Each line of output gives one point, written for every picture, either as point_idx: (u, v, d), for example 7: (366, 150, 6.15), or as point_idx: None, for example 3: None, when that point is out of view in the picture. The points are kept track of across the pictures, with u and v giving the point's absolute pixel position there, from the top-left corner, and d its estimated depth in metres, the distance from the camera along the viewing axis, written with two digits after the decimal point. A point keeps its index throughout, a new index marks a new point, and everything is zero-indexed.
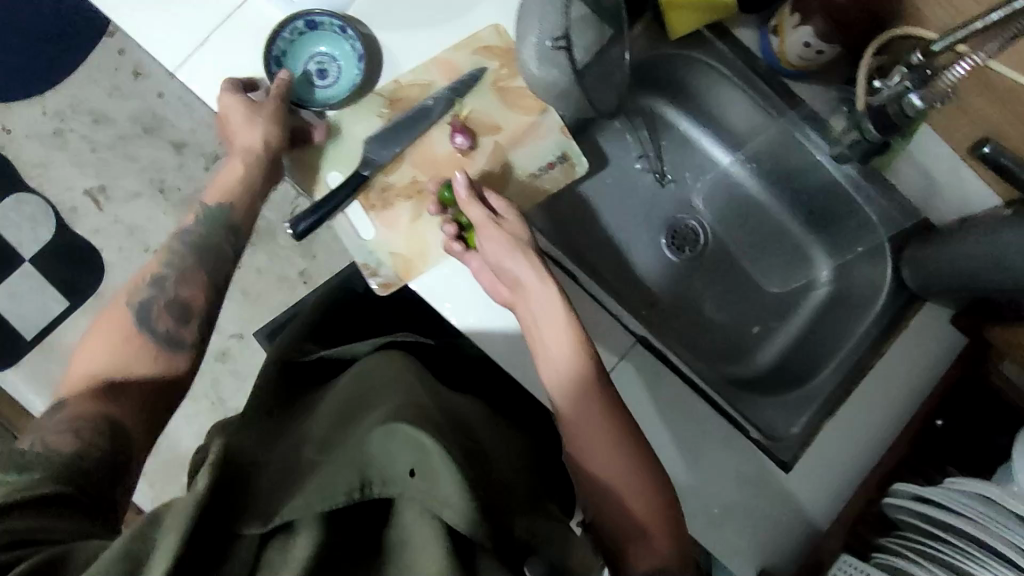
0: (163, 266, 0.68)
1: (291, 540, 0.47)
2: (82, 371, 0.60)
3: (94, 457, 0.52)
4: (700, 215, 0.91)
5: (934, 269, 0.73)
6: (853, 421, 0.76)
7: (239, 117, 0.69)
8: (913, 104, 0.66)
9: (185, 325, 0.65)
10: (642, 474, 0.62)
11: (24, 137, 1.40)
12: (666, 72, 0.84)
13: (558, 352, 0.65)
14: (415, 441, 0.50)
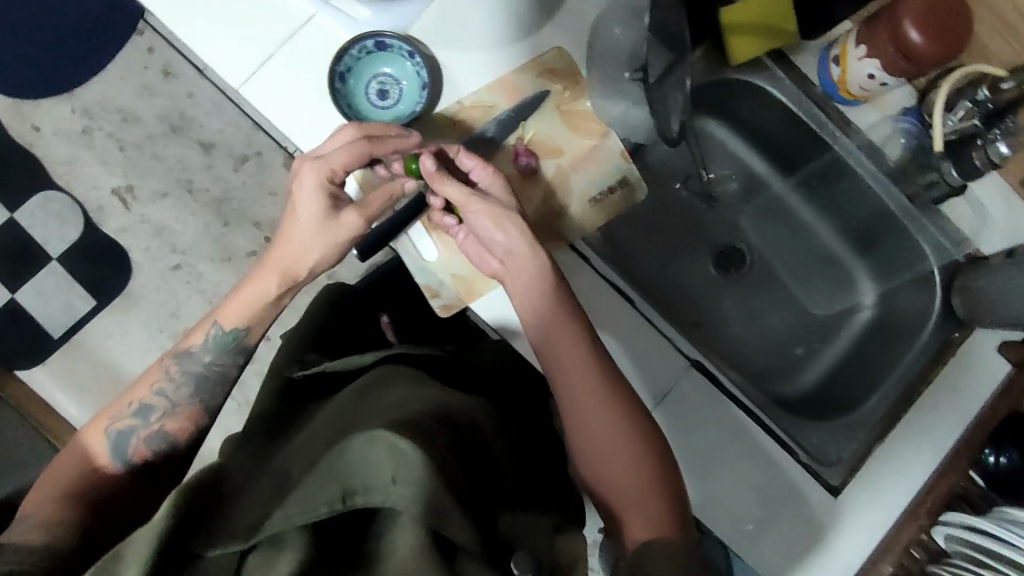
0: (171, 377, 0.68)
1: (275, 552, 0.48)
2: (55, 479, 0.61)
3: (63, 550, 0.53)
4: (748, 237, 0.93)
5: (985, 299, 0.74)
6: (903, 448, 0.77)
7: (304, 239, 0.67)
8: (999, 152, 0.69)
9: (161, 458, 0.66)
10: (636, 443, 0.61)
11: (51, 135, 1.32)
12: (720, 96, 0.85)
13: (563, 343, 0.64)
14: (395, 448, 0.49)
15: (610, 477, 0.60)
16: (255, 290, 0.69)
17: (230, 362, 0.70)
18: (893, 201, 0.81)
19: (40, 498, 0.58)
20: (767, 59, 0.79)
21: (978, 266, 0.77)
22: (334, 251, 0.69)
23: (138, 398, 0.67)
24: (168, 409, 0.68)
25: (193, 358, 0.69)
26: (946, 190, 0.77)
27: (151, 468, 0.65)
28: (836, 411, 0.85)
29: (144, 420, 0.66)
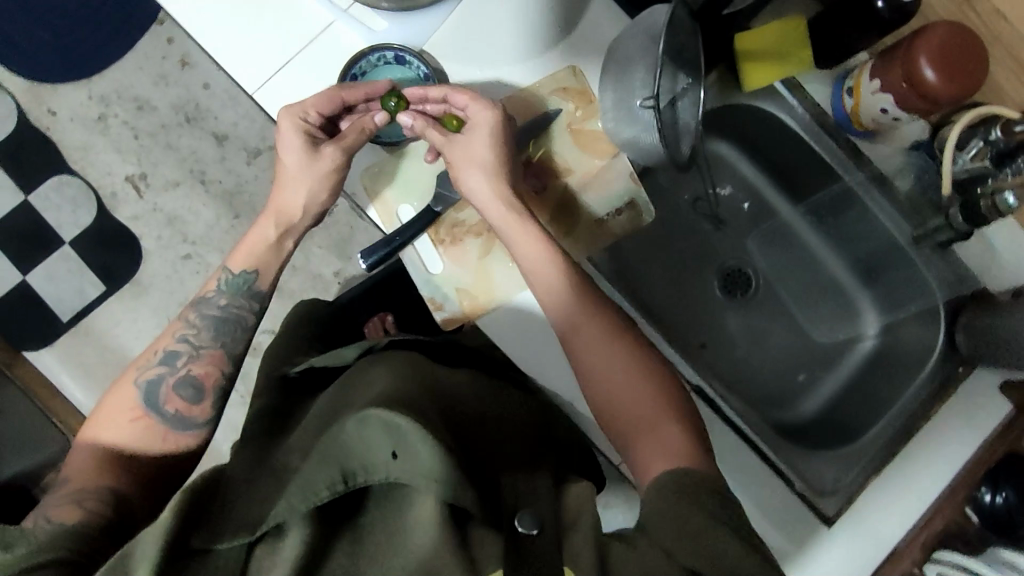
0: (187, 330, 0.70)
1: (279, 541, 0.51)
2: (90, 444, 0.64)
3: (91, 526, 0.55)
4: (754, 261, 0.93)
5: (991, 338, 0.74)
6: (907, 480, 0.76)
7: (297, 181, 0.69)
8: (1006, 202, 0.66)
9: (192, 403, 0.68)
10: (642, 377, 0.63)
11: (67, 120, 1.32)
12: (730, 120, 0.86)
13: (575, 315, 0.66)
14: (391, 427, 0.51)
15: (628, 414, 0.62)
16: (252, 237, 0.72)
17: (245, 306, 0.72)
18: (907, 233, 0.81)
19: (75, 470, 0.62)
20: (781, 85, 0.80)
21: (986, 304, 0.77)
22: (323, 186, 0.70)
23: (162, 346, 0.70)
24: (192, 353, 0.69)
25: (210, 303, 0.71)
26: (951, 235, 0.75)
27: (184, 414, 0.67)
28: (833, 439, 0.85)
29: (170, 367, 0.68)
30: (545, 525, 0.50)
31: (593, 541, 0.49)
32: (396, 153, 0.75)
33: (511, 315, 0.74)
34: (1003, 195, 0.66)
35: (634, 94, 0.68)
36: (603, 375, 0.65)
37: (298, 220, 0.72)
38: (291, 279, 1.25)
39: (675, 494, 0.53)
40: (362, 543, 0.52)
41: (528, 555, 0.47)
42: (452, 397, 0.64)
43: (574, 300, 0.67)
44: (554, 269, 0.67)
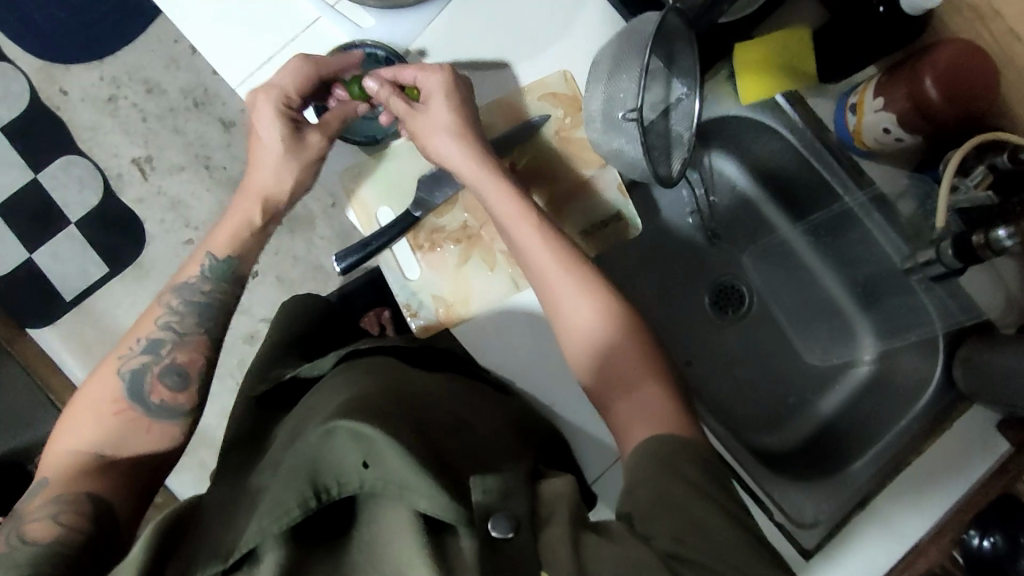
0: (167, 317, 0.66)
1: (253, 569, 0.48)
2: (67, 441, 0.59)
3: (71, 545, 0.51)
4: (748, 278, 0.90)
5: (990, 375, 0.70)
6: (898, 517, 0.72)
7: (281, 165, 0.67)
8: (999, 239, 0.61)
9: (178, 393, 0.63)
10: (615, 326, 0.60)
11: (78, 101, 1.26)
12: (723, 132, 0.83)
13: (554, 276, 0.62)
14: (360, 436, 0.50)
15: (607, 372, 0.59)
16: (234, 215, 0.69)
17: (229, 291, 0.68)
18: (898, 260, 0.79)
19: (51, 474, 0.57)
20: (781, 97, 0.77)
21: (986, 337, 0.73)
22: (306, 173, 0.69)
23: (144, 334, 0.65)
24: (176, 340, 0.65)
25: (192, 289, 0.67)
26: (943, 269, 0.72)
27: (169, 403, 0.63)
28: (817, 466, 0.83)
29: (154, 355, 0.64)
30: (520, 525, 0.45)
31: (568, 536, 0.45)
32: (378, 154, 0.73)
33: (490, 323, 0.73)
34: (996, 231, 0.61)
35: (617, 106, 0.66)
36: (583, 332, 0.61)
37: (283, 205, 0.70)
38: (290, 268, 1.21)
39: (655, 463, 0.50)
40: (344, 563, 0.50)
41: (501, 556, 0.44)
42: (428, 401, 0.62)
43: (556, 266, 0.62)
44: (540, 234, 0.64)
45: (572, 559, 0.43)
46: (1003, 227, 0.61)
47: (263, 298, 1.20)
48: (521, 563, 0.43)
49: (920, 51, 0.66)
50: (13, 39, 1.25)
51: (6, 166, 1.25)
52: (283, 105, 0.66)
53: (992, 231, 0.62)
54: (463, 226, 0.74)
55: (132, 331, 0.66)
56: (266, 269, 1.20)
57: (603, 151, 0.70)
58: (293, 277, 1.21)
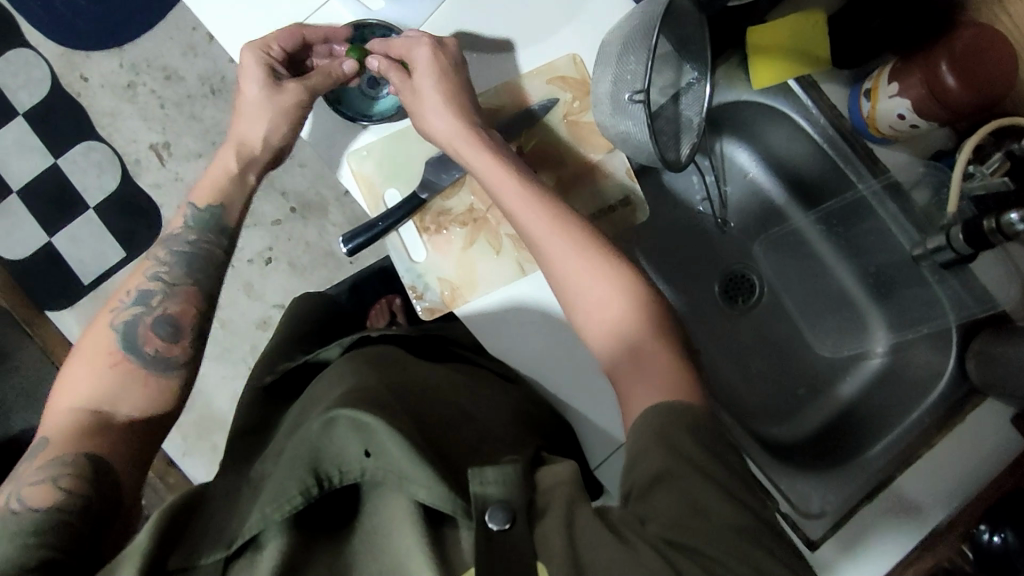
0: (155, 271, 0.66)
1: (257, 555, 0.49)
2: (66, 397, 0.58)
3: (71, 511, 0.50)
4: (759, 267, 0.89)
5: (1002, 367, 0.69)
6: (898, 510, 0.72)
7: (268, 116, 0.67)
8: (1010, 221, 0.59)
9: (172, 342, 0.63)
10: (626, 291, 0.59)
11: (98, 87, 1.26)
12: (735, 116, 0.82)
13: (552, 242, 0.61)
14: (359, 425, 0.50)
15: (614, 339, 0.58)
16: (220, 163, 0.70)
17: (214, 241, 0.68)
18: (907, 247, 0.77)
19: (48, 433, 0.56)
20: (795, 83, 0.76)
21: (1001, 331, 0.72)
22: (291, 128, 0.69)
23: (133, 287, 0.65)
24: (166, 291, 0.65)
25: (178, 240, 0.67)
26: (951, 256, 0.72)
27: (164, 354, 0.62)
28: (827, 459, 0.82)
29: (145, 306, 0.64)
30: (517, 515, 0.45)
31: (564, 520, 0.45)
32: (385, 135, 0.73)
33: (494, 309, 0.72)
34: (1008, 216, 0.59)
35: (624, 88, 0.64)
36: (582, 297, 0.60)
37: (259, 153, 0.70)
38: (303, 254, 1.22)
39: (654, 434, 0.49)
40: (345, 553, 0.51)
41: (498, 546, 0.43)
42: (430, 395, 0.62)
43: (556, 235, 0.61)
44: (543, 205, 0.63)
45: (568, 550, 0.43)
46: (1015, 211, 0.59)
47: (277, 283, 1.21)
48: (519, 555, 0.43)
49: (937, 36, 0.65)
50: (35, 25, 1.24)
51: (27, 151, 1.26)
52: (264, 53, 0.67)
53: (1004, 215, 0.60)
54: (470, 209, 0.74)
55: (119, 288, 0.66)
56: (280, 255, 1.21)
57: (607, 133, 0.69)
58: (307, 263, 1.22)
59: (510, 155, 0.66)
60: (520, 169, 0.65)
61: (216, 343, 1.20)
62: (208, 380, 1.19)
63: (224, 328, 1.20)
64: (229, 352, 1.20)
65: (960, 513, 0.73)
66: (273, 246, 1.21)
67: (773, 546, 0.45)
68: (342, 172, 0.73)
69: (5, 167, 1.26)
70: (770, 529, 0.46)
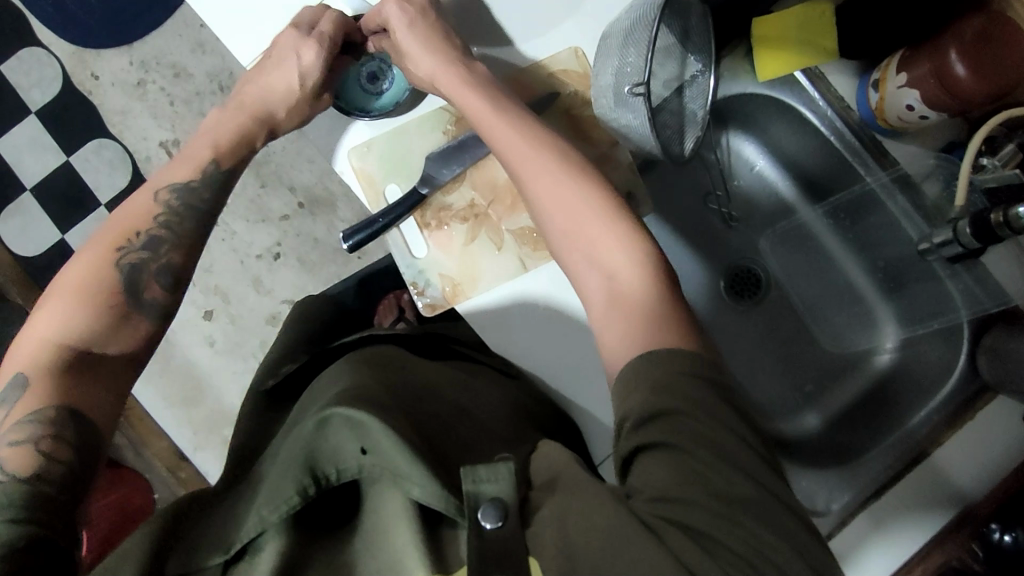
0: (159, 223, 0.63)
1: (255, 559, 0.49)
2: (49, 331, 0.55)
3: (53, 484, 0.50)
4: (764, 260, 0.88)
5: (1012, 363, 0.68)
6: (905, 508, 0.71)
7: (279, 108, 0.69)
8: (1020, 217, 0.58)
9: (169, 294, 0.62)
10: (632, 247, 0.55)
11: (109, 85, 1.27)
12: (737, 108, 0.81)
13: (552, 193, 0.59)
14: (353, 424, 0.50)
15: (617, 294, 0.54)
16: (227, 127, 0.68)
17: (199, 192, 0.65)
18: (915, 239, 0.76)
19: (28, 370, 0.53)
20: (801, 74, 0.75)
21: (1013, 325, 0.71)
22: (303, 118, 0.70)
23: (142, 228, 0.62)
24: (173, 240, 0.63)
25: (189, 190, 0.65)
26: (959, 250, 0.71)
27: (162, 304, 0.61)
28: (835, 457, 0.81)
29: (153, 253, 0.61)
30: (509, 513, 0.45)
31: (556, 513, 0.45)
32: (385, 130, 0.73)
33: (492, 301, 0.72)
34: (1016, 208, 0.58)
35: (617, 80, 0.64)
36: (590, 246, 0.57)
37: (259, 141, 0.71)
38: (311, 250, 1.22)
39: (651, 389, 0.47)
40: (342, 551, 0.51)
41: (488, 544, 0.44)
42: (426, 393, 0.62)
43: (557, 180, 0.59)
44: (548, 155, 0.60)
45: (561, 544, 0.43)
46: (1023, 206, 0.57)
47: (285, 279, 1.22)
48: (510, 554, 0.43)
49: (944, 24, 0.63)
50: (46, 25, 1.25)
51: (41, 150, 1.27)
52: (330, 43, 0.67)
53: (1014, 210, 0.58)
54: (471, 204, 0.73)
55: (124, 220, 0.62)
56: (288, 251, 1.22)
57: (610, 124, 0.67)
58: (315, 258, 1.22)
59: (520, 109, 0.64)
60: (533, 125, 0.63)
61: (227, 338, 1.21)
62: (219, 375, 1.20)
63: (234, 324, 1.21)
64: (239, 348, 1.21)
65: (977, 504, 0.71)
66: (282, 242, 1.22)
67: (779, 521, 0.43)
68: (342, 168, 0.74)
69: (19, 166, 1.27)
70: (775, 500, 0.44)
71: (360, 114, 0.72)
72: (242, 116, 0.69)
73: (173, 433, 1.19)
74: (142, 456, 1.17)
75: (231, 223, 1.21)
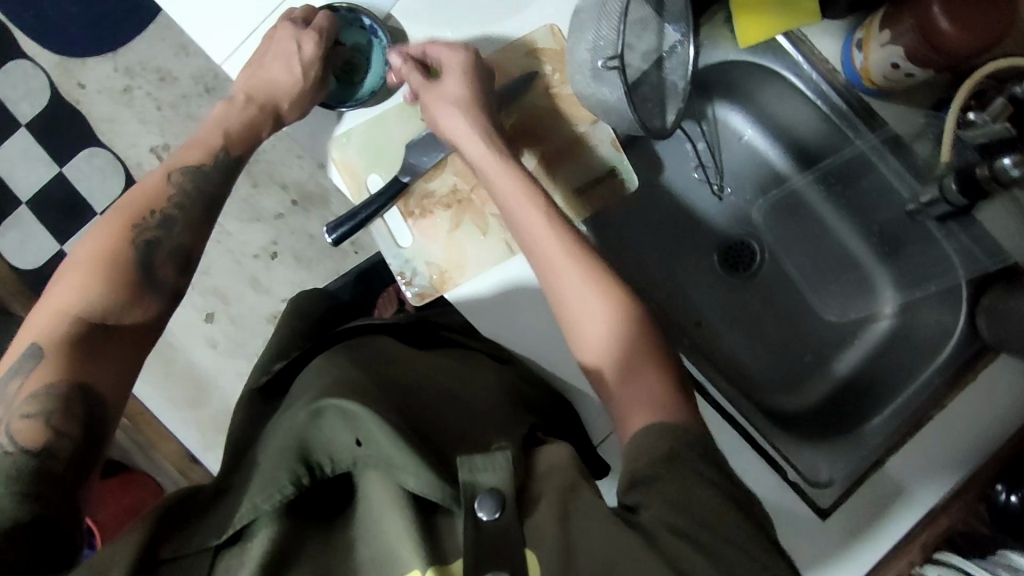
0: (173, 204, 0.62)
1: (245, 548, 0.47)
2: (55, 305, 0.53)
3: (58, 461, 0.48)
4: (758, 231, 0.87)
5: (1009, 321, 0.67)
6: (907, 476, 0.70)
7: (274, 101, 0.68)
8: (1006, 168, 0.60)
9: (179, 275, 0.61)
10: (626, 328, 0.57)
11: (95, 92, 1.25)
12: (720, 77, 0.80)
13: (548, 252, 0.61)
14: (346, 414, 0.51)
15: (612, 368, 0.56)
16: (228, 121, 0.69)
17: (218, 182, 0.66)
18: (907, 198, 0.75)
19: (40, 342, 0.51)
20: (784, 40, 0.73)
21: (1010, 284, 0.69)
22: (294, 109, 0.69)
23: (157, 207, 0.61)
24: (184, 219, 0.62)
25: (198, 171, 0.64)
26: (946, 209, 0.71)
27: (173, 284, 0.60)
28: (835, 426, 0.81)
29: (166, 232, 0.60)
30: (507, 504, 0.44)
31: (557, 511, 0.44)
32: (365, 119, 0.72)
33: (484, 285, 0.72)
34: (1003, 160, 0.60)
35: (584, 54, 0.63)
36: (579, 311, 0.58)
37: (264, 130, 0.70)
38: (306, 248, 1.22)
39: (668, 453, 0.47)
40: (336, 542, 0.50)
41: (487, 539, 0.42)
42: (418, 388, 0.61)
43: (570, 265, 0.59)
44: (558, 242, 0.61)
45: (560, 540, 0.42)
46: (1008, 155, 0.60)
47: (282, 277, 1.22)
48: (508, 548, 0.42)
49: None
50: (30, 37, 1.24)
51: (34, 161, 1.27)
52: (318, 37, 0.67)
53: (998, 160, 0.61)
54: (453, 190, 0.72)
55: (139, 199, 0.61)
56: (284, 250, 1.21)
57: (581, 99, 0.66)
58: (311, 256, 1.21)
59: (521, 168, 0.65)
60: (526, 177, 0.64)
61: (228, 339, 1.21)
62: (224, 375, 1.20)
63: (235, 324, 1.21)
64: (242, 347, 1.21)
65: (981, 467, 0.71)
66: (277, 240, 1.21)
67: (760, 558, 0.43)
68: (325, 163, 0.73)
69: (14, 179, 1.27)
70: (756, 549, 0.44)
71: (341, 105, 0.72)
72: (247, 110, 0.69)
73: (181, 435, 1.19)
74: (152, 458, 1.18)
75: (225, 224, 1.21)
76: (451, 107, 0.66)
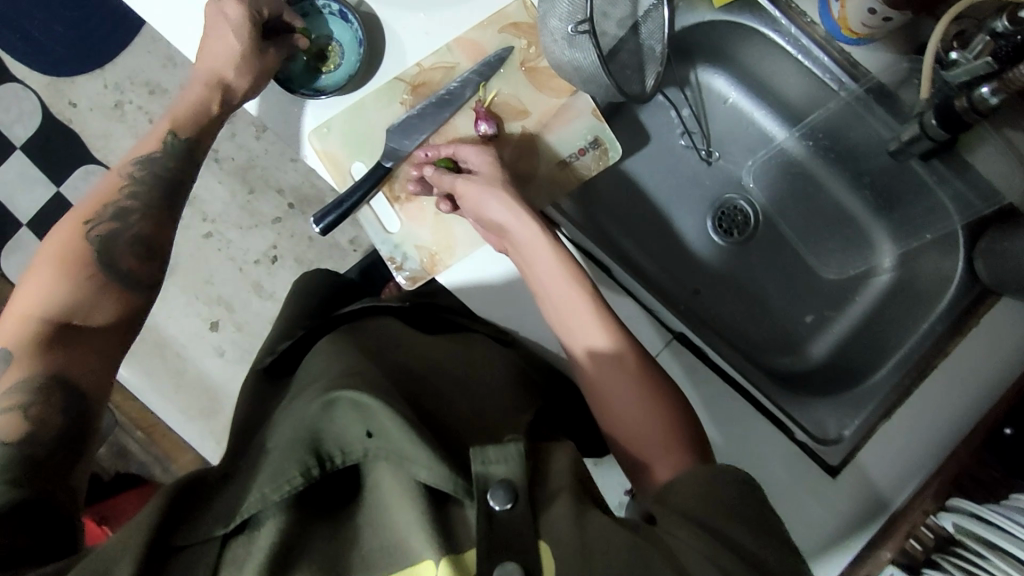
0: (128, 196, 0.63)
1: (254, 536, 0.47)
2: (24, 306, 0.54)
3: (41, 450, 0.49)
4: (750, 192, 0.87)
5: (1008, 260, 0.66)
6: (915, 424, 0.69)
7: (224, 67, 0.65)
8: (985, 98, 0.61)
9: (143, 262, 0.61)
10: (646, 385, 0.57)
11: (87, 111, 1.26)
12: (698, 40, 0.79)
13: (567, 300, 0.61)
14: (358, 405, 0.50)
15: (632, 434, 0.56)
16: (179, 106, 0.67)
17: (183, 169, 0.66)
18: (887, 139, 0.75)
19: (8, 343, 0.52)
20: None
21: (1007, 223, 0.69)
22: (239, 77, 0.65)
23: (110, 203, 0.62)
24: (142, 207, 0.63)
25: (155, 162, 0.65)
26: (930, 144, 0.70)
27: (135, 271, 0.60)
28: (841, 385, 0.80)
29: (121, 223, 0.61)
30: (519, 496, 0.44)
31: (572, 512, 0.43)
32: (343, 107, 0.72)
33: (475, 263, 0.72)
34: (980, 89, 0.60)
35: (551, 17, 0.64)
36: (593, 358, 0.59)
37: (213, 107, 0.67)
38: (306, 249, 1.22)
39: (696, 496, 0.46)
40: (347, 530, 0.50)
41: (499, 528, 0.43)
42: (426, 379, 0.60)
43: (592, 320, 0.60)
44: (569, 282, 0.61)
45: (576, 540, 0.41)
46: (985, 83, 0.60)
47: (283, 279, 1.21)
48: (520, 540, 0.43)
49: None
50: (21, 60, 1.25)
51: (32, 183, 1.26)
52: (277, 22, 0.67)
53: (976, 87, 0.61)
54: None
55: (95, 197, 0.62)
56: (286, 254, 1.22)
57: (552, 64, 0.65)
58: (312, 257, 1.22)
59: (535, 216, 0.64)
60: (535, 215, 0.63)
61: (237, 347, 1.20)
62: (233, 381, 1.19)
63: (242, 331, 1.20)
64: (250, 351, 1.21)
65: (993, 407, 0.69)
66: (277, 244, 1.22)
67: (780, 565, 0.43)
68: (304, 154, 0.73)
69: (13, 201, 1.26)
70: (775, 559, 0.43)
71: (313, 94, 0.69)
72: (195, 89, 0.66)
73: (195, 443, 1.18)
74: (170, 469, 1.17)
75: (227, 232, 1.22)
76: (491, 192, 0.64)
